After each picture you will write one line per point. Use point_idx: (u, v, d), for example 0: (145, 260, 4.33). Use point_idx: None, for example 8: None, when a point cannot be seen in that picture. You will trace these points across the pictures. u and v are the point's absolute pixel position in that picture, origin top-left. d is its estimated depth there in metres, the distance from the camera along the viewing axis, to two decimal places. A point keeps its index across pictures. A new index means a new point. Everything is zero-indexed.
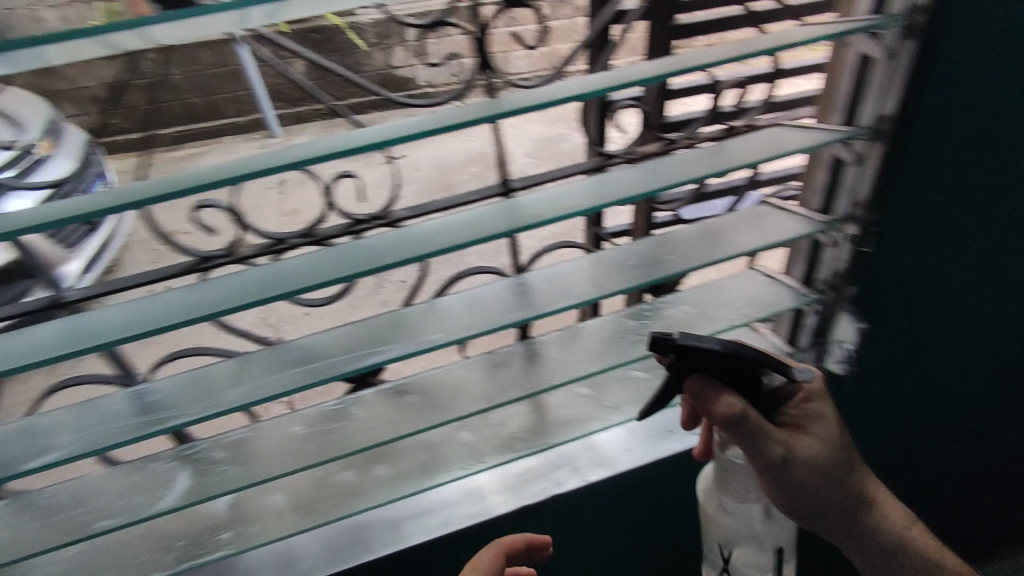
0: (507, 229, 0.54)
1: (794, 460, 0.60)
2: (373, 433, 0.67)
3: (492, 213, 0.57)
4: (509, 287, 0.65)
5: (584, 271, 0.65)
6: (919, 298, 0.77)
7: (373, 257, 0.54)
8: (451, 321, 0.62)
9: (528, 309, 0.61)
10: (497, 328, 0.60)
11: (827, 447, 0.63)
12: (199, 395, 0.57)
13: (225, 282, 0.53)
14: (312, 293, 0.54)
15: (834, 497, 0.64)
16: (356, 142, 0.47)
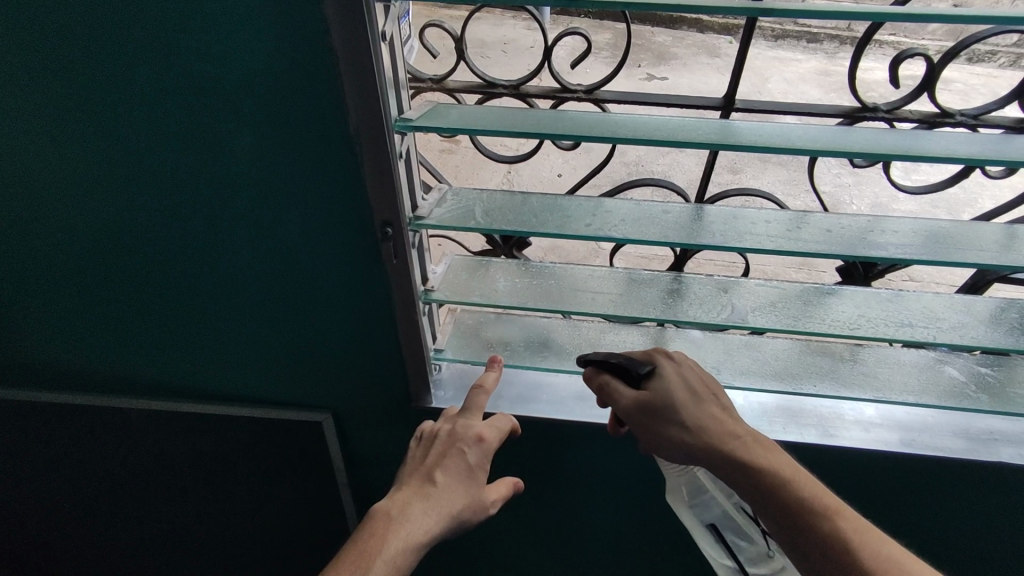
0: (761, 147, 0.58)
1: (653, 417, 0.66)
2: (492, 210, 0.68)
3: (741, 126, 0.61)
4: (703, 216, 0.71)
5: (782, 219, 0.70)
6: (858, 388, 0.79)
7: (597, 122, 0.61)
8: (634, 219, 0.69)
9: (746, 243, 0.67)
10: (648, 239, 0.66)
11: (657, 406, 0.65)
12: (435, 202, 0.69)
13: (438, 107, 0.61)
14: (511, 117, 0.62)
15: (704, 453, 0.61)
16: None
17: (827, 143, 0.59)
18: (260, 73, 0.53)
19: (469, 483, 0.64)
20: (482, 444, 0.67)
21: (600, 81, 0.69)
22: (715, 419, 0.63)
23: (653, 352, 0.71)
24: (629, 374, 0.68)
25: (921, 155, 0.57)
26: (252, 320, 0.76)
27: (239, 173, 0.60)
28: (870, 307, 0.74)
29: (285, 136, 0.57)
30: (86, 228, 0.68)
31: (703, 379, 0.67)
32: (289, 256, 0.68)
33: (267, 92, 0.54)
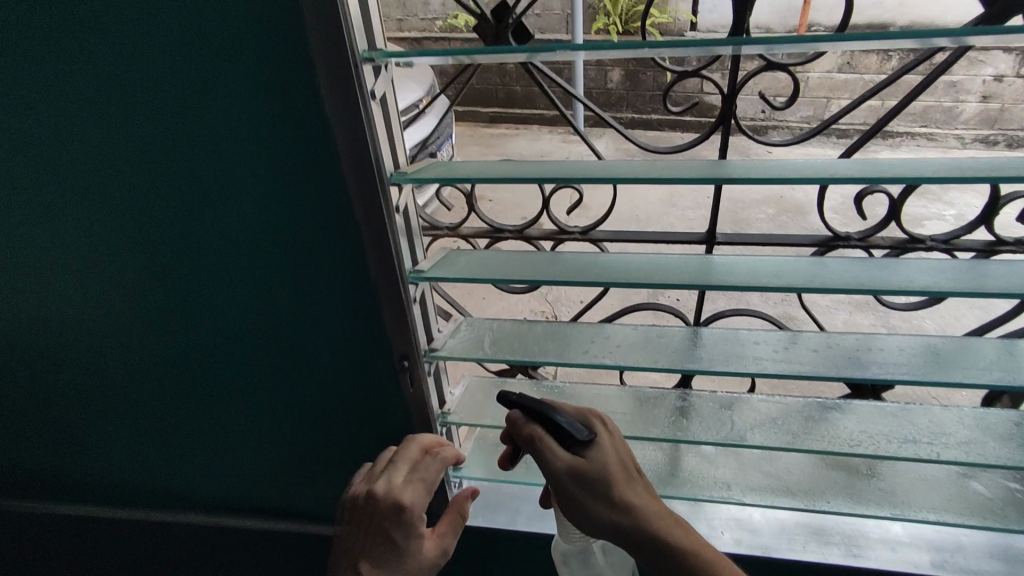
0: (728, 286, 0.64)
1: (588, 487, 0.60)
2: (500, 340, 0.75)
3: (716, 263, 0.68)
4: (696, 340, 0.76)
5: (771, 341, 0.75)
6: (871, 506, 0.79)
7: (586, 265, 0.70)
8: (630, 345, 0.75)
9: (734, 367, 0.72)
10: (640, 365, 0.72)
11: (598, 476, 0.60)
12: (450, 332, 0.77)
13: (449, 257, 0.71)
14: (512, 262, 0.71)
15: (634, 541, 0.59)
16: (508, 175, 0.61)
17: (795, 276, 0.65)
18: (302, 238, 0.64)
19: (401, 565, 0.59)
20: (404, 514, 0.59)
21: (595, 223, 0.77)
22: (646, 501, 0.61)
23: (588, 412, 0.66)
24: (569, 439, 0.61)
25: (879, 287, 0.62)
26: (282, 449, 0.82)
27: (275, 320, 0.70)
28: (872, 424, 0.76)
29: (321, 287, 0.68)
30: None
31: (631, 453, 0.64)
32: (322, 386, 0.76)
33: (308, 253, 0.65)
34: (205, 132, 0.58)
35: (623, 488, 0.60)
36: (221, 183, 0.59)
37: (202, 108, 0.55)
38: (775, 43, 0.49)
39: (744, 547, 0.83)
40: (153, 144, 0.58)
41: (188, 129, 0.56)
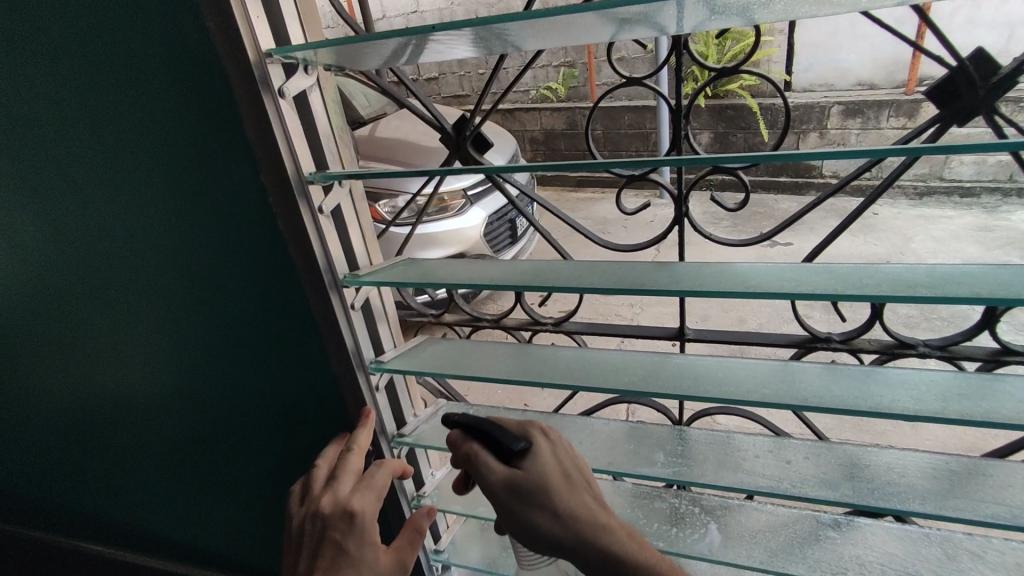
0: (670, 394, 0.60)
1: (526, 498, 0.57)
2: None
3: (675, 363, 0.65)
4: (671, 440, 0.72)
5: (753, 449, 0.68)
6: None
7: (542, 363, 0.69)
8: (597, 442, 0.73)
9: (695, 477, 0.66)
10: (596, 468, 0.68)
11: (535, 483, 0.57)
12: (426, 419, 0.80)
13: (417, 349, 0.74)
14: (473, 355, 0.72)
15: (579, 550, 0.56)
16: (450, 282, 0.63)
17: (757, 389, 0.59)
18: (261, 334, 0.71)
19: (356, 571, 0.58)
20: (354, 520, 0.60)
21: (568, 315, 0.80)
22: (590, 512, 0.57)
23: (530, 428, 0.63)
24: (503, 450, 0.59)
25: (861, 409, 0.54)
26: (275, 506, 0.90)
27: (251, 399, 0.78)
28: (869, 551, 0.67)
29: (282, 378, 0.74)
30: (155, 436, 0.88)
31: (577, 466, 0.61)
32: (296, 462, 0.82)
33: (267, 348, 0.72)
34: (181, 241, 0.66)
35: (563, 499, 0.57)
36: (195, 286, 0.69)
37: (175, 228, 0.66)
38: (720, 160, 0.49)
39: None
40: (143, 254, 0.69)
41: (165, 240, 0.67)
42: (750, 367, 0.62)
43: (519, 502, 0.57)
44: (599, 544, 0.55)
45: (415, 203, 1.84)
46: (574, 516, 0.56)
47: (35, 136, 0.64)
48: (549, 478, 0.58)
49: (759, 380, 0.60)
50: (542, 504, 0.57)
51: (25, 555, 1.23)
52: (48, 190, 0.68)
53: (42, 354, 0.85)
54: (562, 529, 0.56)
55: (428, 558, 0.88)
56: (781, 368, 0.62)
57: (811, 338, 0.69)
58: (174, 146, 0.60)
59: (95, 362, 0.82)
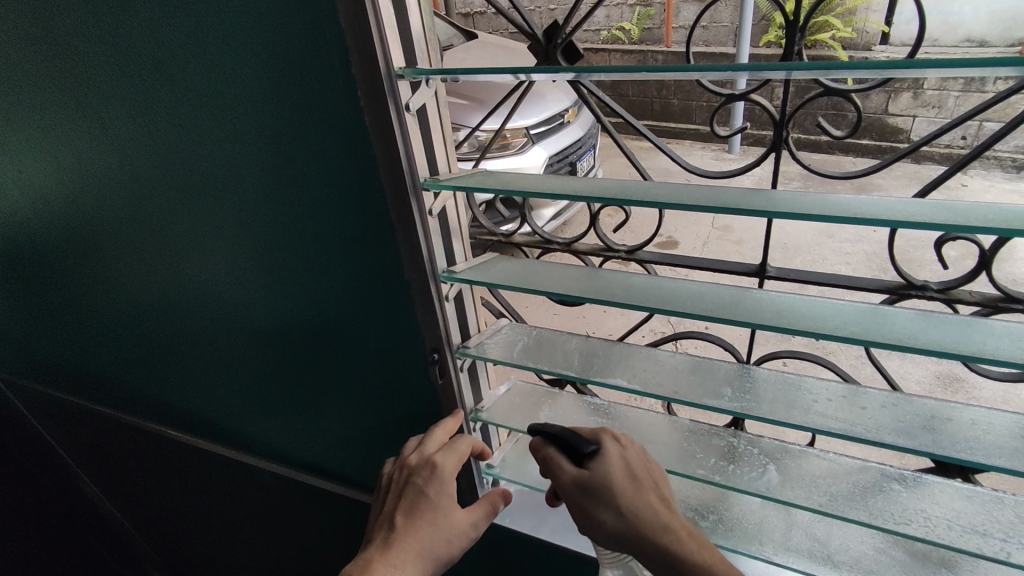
0: (748, 322, 0.58)
1: (596, 499, 0.62)
2: (529, 349, 0.77)
3: (753, 295, 0.63)
4: (735, 375, 0.70)
5: (824, 393, 0.66)
6: None
7: (613, 283, 0.68)
8: (659, 370, 0.72)
9: (761, 412, 0.64)
10: (657, 394, 0.68)
11: (604, 484, 0.63)
12: (487, 334, 0.80)
13: (486, 265, 0.74)
14: (543, 273, 0.72)
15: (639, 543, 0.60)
16: (532, 192, 0.62)
17: (843, 325, 0.56)
18: (338, 233, 0.72)
19: (431, 516, 0.67)
20: (435, 470, 0.70)
21: (643, 244, 0.77)
22: (655, 512, 0.61)
23: (605, 432, 0.68)
24: (574, 451, 0.65)
25: (959, 353, 0.51)
26: (338, 408, 0.95)
27: (323, 297, 0.80)
28: (939, 506, 0.65)
29: (357, 278, 0.76)
30: (234, 330, 0.92)
31: (648, 469, 0.65)
32: (361, 364, 0.85)
33: (343, 248, 0.73)
34: (268, 131, 0.67)
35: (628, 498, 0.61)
36: (278, 178, 0.70)
37: (262, 117, 0.66)
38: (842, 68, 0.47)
39: None
40: (231, 144, 0.71)
41: (252, 131, 0.68)
42: (834, 303, 0.60)
43: (591, 504, 0.63)
44: (654, 537, 0.59)
45: (478, 138, 1.84)
46: (635, 512, 0.61)
47: (137, 14, 0.65)
48: (620, 481, 0.63)
49: (842, 318, 0.57)
50: (611, 505, 0.62)
51: (109, 435, 1.34)
52: (144, 73, 0.70)
53: (134, 240, 0.90)
54: (626, 525, 0.60)
55: (480, 471, 0.91)
56: (867, 308, 0.59)
57: (904, 285, 0.64)
58: (267, 30, 0.60)
59: (182, 252, 0.86)
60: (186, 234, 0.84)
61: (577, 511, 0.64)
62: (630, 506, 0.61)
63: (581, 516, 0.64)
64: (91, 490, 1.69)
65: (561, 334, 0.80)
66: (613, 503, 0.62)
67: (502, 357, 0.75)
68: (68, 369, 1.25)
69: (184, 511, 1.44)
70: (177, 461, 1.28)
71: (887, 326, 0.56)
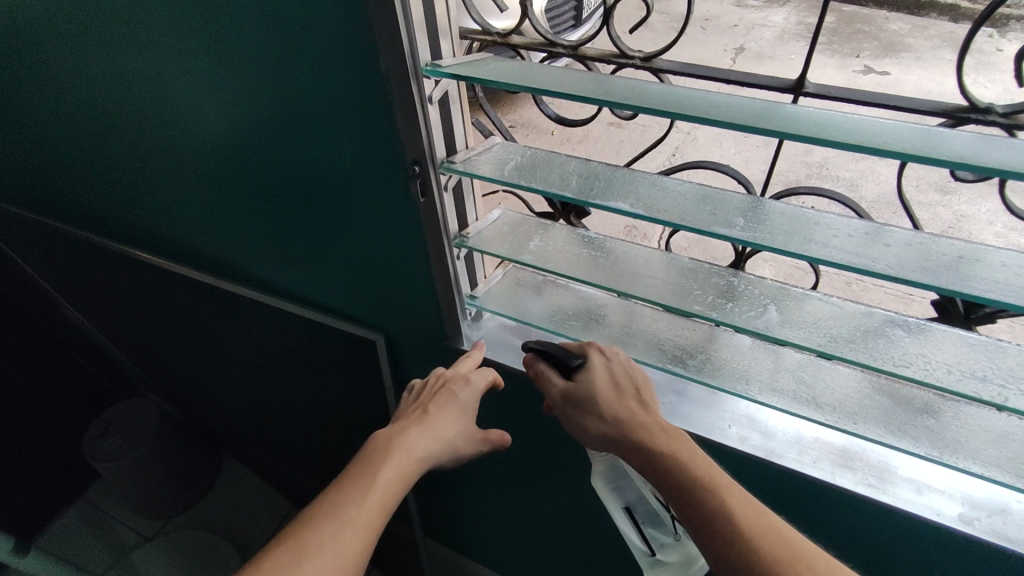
0: (774, 131, 0.50)
1: (584, 405, 0.68)
2: (520, 168, 0.69)
3: (785, 106, 0.54)
4: (748, 206, 0.63)
5: (842, 228, 0.60)
6: (908, 440, 0.69)
7: (622, 86, 0.58)
8: (664, 195, 0.65)
9: (771, 243, 0.59)
10: (659, 218, 0.61)
11: (587, 391, 0.69)
12: (475, 151, 0.72)
13: (475, 62, 0.63)
14: (541, 74, 0.61)
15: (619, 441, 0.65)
16: None
17: (884, 139, 0.48)
18: (303, 9, 0.61)
19: (459, 416, 0.76)
20: (468, 383, 0.79)
21: (662, 49, 0.66)
22: (632, 413, 0.66)
23: (592, 346, 0.74)
24: (562, 365, 0.72)
25: (1013, 171, 0.44)
26: (315, 232, 0.88)
27: (290, 94, 0.70)
28: (940, 352, 0.63)
29: (327, 72, 0.65)
30: (199, 132, 0.84)
31: (632, 375, 0.70)
32: (336, 178, 0.77)
33: (311, 29, 0.62)
34: None
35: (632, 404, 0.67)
36: None
37: None
38: None
39: (748, 446, 0.77)
40: None
41: None
42: (871, 122, 0.51)
43: (581, 415, 0.69)
44: (633, 435, 0.63)
45: None
46: (620, 416, 0.66)
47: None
48: (607, 391, 0.69)
49: (880, 136, 0.49)
50: (597, 414, 0.67)
51: (81, 255, 1.29)
52: None
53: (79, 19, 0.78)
54: (611, 429, 0.66)
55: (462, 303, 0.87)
56: (910, 129, 0.50)
57: (964, 107, 0.55)
58: None
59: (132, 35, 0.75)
60: (133, 12, 0.72)
61: (572, 422, 0.70)
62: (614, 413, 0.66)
63: (576, 427, 0.69)
64: (74, 314, 1.67)
65: (558, 155, 0.71)
66: (599, 412, 0.67)
67: (491, 174, 0.67)
68: (33, 179, 1.17)
69: (168, 337, 1.43)
70: (154, 285, 1.24)
71: (932, 145, 0.47)
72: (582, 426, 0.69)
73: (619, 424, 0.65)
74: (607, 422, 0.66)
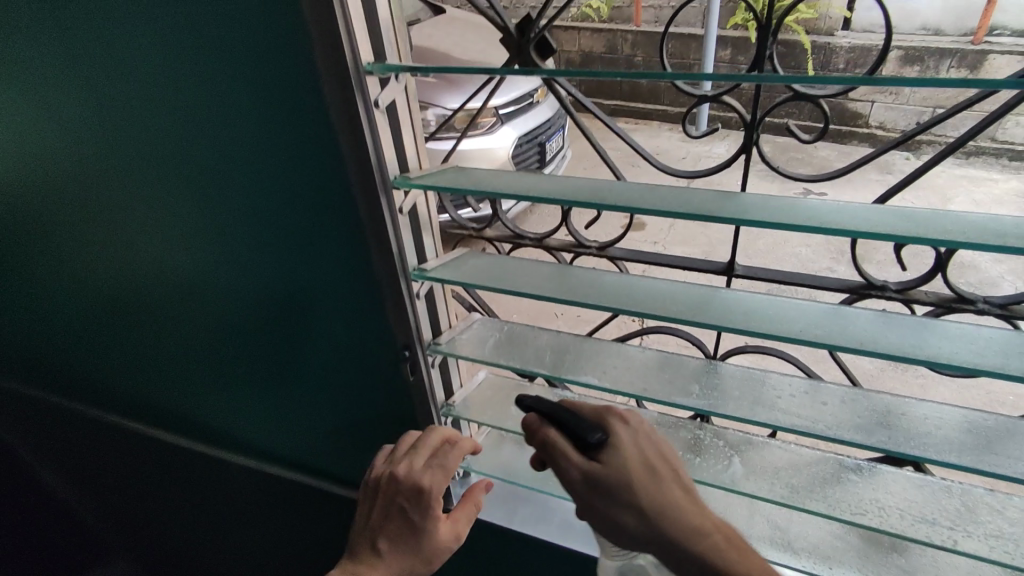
0: (710, 323, 0.59)
1: (616, 495, 0.54)
2: (499, 345, 0.77)
3: (719, 295, 0.64)
4: (703, 371, 0.72)
5: (785, 388, 0.68)
6: None
7: (582, 281, 0.68)
8: (629, 366, 0.73)
9: (725, 409, 0.66)
10: (626, 391, 0.69)
11: (620, 472, 0.54)
12: (458, 329, 0.80)
13: (454, 261, 0.73)
14: (512, 270, 0.71)
15: (676, 532, 0.51)
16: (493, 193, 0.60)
17: (800, 328, 0.58)
18: (306, 229, 0.70)
19: (413, 541, 0.63)
20: (422, 495, 0.63)
21: (613, 239, 0.77)
22: (680, 506, 0.53)
23: (608, 413, 0.60)
24: (579, 439, 0.57)
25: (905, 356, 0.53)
26: (308, 405, 0.93)
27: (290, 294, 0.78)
28: (891, 496, 0.69)
29: (326, 276, 0.74)
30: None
31: (663, 452, 0.57)
32: (331, 359, 0.84)
33: (312, 242, 0.72)
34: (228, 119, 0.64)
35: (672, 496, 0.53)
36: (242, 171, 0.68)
37: (223, 107, 0.63)
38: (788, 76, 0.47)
39: None
40: None
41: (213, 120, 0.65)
42: (790, 307, 0.61)
43: (610, 507, 0.54)
44: (683, 539, 0.51)
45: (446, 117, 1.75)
46: (663, 521, 0.52)
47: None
48: (635, 475, 0.54)
49: (798, 322, 0.58)
50: (631, 511, 0.53)
51: None
52: None
53: None
54: (653, 531, 0.52)
55: None
56: (822, 312, 0.60)
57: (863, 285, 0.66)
58: (230, 22, 0.57)
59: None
60: None
61: (595, 513, 0.55)
62: (653, 508, 0.52)
63: (606, 518, 0.55)
64: None
65: (532, 328, 0.80)
66: (636, 509, 0.53)
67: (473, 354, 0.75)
68: None
69: None
70: None
71: (839, 330, 0.57)
72: (615, 510, 0.54)
73: (666, 529, 0.52)
74: (648, 522, 0.52)
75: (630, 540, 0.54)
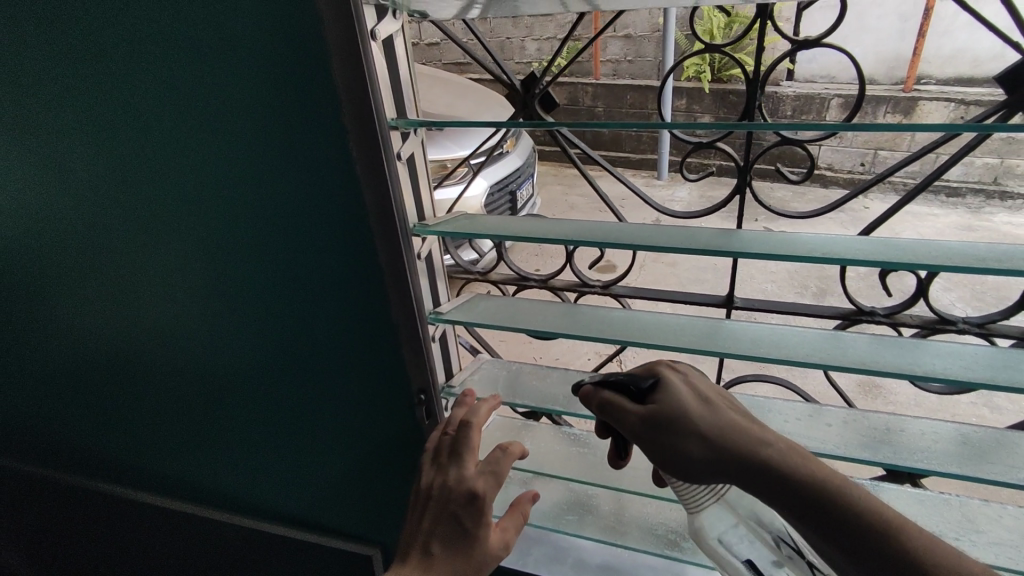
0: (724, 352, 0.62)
1: (679, 430, 0.53)
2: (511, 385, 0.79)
3: (725, 325, 0.67)
4: None
5: (791, 413, 0.72)
6: None
7: (593, 318, 0.71)
8: None
9: None
10: None
11: (679, 405, 0.54)
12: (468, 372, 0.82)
13: (466, 304, 0.75)
14: (524, 310, 0.74)
15: (746, 449, 0.50)
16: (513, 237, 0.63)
17: (806, 353, 0.61)
18: (322, 279, 0.72)
19: (466, 548, 0.62)
20: (475, 499, 0.63)
21: (615, 278, 0.81)
22: (746, 428, 0.52)
23: (656, 365, 0.60)
24: (630, 389, 0.57)
25: (907, 373, 0.57)
26: (314, 457, 0.92)
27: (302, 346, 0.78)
28: (897, 511, 0.72)
29: (341, 326, 0.75)
30: (181, 391, 0.85)
31: (717, 389, 0.57)
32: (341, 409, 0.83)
33: (328, 293, 0.73)
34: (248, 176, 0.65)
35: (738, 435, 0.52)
36: (259, 225, 0.69)
37: (243, 164, 0.65)
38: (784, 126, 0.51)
39: None
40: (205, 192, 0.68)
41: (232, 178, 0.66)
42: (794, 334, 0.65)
43: (677, 448, 0.53)
44: (756, 456, 0.50)
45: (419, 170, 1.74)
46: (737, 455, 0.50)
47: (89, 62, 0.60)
48: (693, 416, 0.53)
49: (804, 348, 0.62)
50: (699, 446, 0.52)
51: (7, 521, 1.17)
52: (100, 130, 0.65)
53: None
54: (725, 461, 0.51)
55: None
56: (824, 337, 0.64)
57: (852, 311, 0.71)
58: (261, 88, 0.60)
59: (118, 315, 0.78)
60: None
61: (663, 457, 0.53)
62: (717, 441, 0.51)
63: (674, 461, 0.53)
64: None
65: (541, 367, 0.82)
66: (707, 443, 0.52)
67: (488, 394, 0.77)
68: None
69: None
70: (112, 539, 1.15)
71: (843, 353, 0.61)
72: (681, 444, 0.52)
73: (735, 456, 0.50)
74: (718, 456, 0.51)
75: (706, 480, 0.52)
